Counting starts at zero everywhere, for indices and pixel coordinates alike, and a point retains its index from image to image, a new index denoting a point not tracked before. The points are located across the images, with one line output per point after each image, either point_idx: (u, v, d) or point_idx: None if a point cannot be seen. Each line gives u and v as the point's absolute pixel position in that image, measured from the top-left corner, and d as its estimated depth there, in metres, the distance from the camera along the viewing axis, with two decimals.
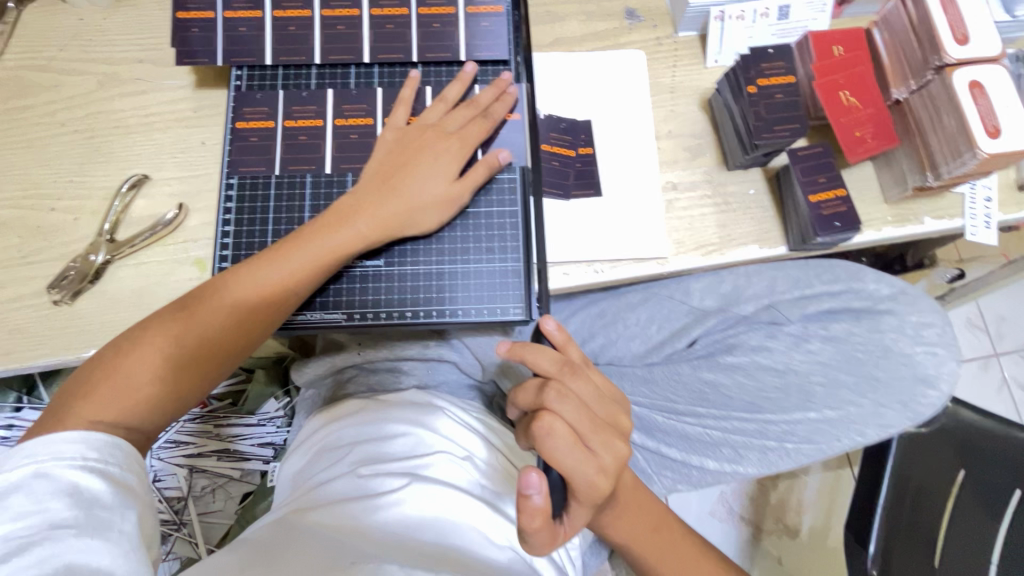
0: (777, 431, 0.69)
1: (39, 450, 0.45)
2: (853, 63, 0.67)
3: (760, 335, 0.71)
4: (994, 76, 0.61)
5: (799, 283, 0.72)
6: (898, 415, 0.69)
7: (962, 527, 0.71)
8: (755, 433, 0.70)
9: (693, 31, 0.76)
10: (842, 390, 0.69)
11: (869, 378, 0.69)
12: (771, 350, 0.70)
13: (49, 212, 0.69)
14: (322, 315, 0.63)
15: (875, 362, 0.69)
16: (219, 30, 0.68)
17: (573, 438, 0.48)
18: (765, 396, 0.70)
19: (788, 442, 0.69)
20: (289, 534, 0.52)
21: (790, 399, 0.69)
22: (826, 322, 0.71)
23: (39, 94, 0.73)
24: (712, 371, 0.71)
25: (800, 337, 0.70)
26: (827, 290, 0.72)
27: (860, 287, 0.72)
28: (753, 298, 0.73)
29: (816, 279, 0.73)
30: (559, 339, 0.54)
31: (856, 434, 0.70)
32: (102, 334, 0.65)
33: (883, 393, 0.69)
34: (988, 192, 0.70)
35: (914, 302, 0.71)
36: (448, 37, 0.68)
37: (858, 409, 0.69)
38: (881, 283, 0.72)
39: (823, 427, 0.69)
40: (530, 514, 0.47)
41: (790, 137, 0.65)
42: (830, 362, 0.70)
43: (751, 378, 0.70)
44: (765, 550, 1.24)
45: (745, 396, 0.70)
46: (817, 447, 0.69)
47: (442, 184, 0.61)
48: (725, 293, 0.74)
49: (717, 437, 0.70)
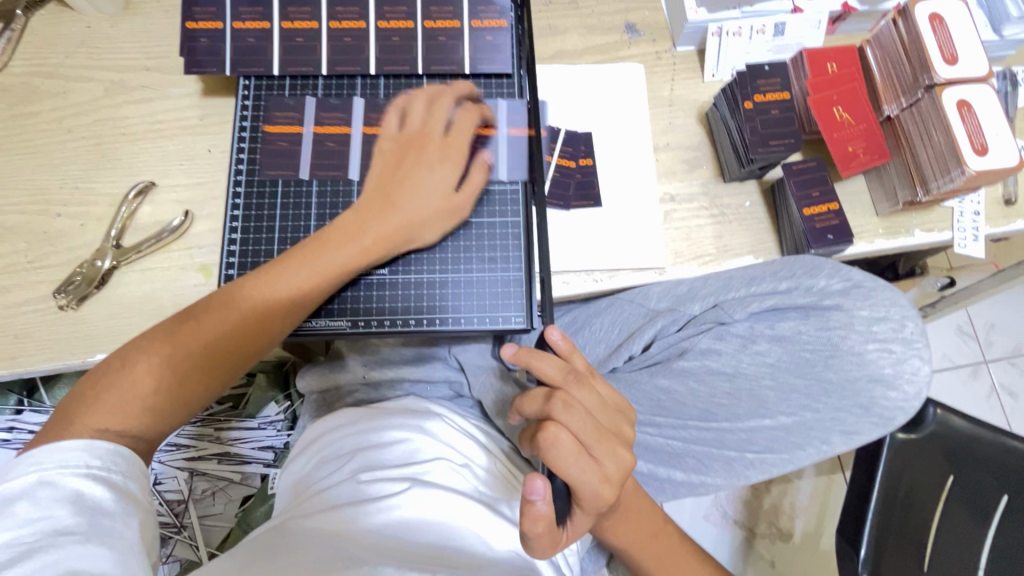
0: (735, 441, 0.66)
1: (44, 458, 0.45)
2: (846, 80, 0.69)
3: (710, 337, 0.67)
4: (981, 95, 0.63)
5: (752, 281, 0.67)
6: (863, 421, 0.65)
7: (952, 530, 0.73)
8: (714, 443, 0.66)
9: (691, 46, 0.78)
10: (794, 396, 0.65)
11: (823, 381, 0.64)
12: (719, 354, 0.66)
13: (55, 218, 0.70)
14: (327, 323, 0.64)
15: (826, 363, 0.64)
16: (227, 41, 0.69)
17: (578, 449, 0.49)
18: (717, 403, 0.66)
19: (750, 451, 0.66)
20: (291, 541, 0.53)
21: (743, 406, 0.66)
22: (773, 320, 0.66)
23: (47, 100, 0.73)
24: (667, 378, 0.67)
25: (747, 338, 0.66)
26: (774, 286, 0.66)
27: (812, 282, 0.65)
28: (703, 296, 0.68)
29: (770, 274, 0.67)
30: (563, 348, 0.55)
31: (822, 442, 0.66)
32: (109, 338, 0.66)
33: (839, 396, 0.64)
34: (977, 206, 0.72)
35: (876, 291, 0.65)
36: (453, 50, 0.70)
37: (816, 415, 0.65)
38: (833, 276, 0.64)
39: (781, 435, 0.66)
40: (533, 521, 0.48)
41: (786, 152, 0.66)
42: (779, 364, 0.65)
43: (703, 385, 0.66)
44: (758, 553, 1.25)
45: (698, 404, 0.66)
46: (781, 454, 0.66)
47: (442, 196, 0.63)
48: (681, 293, 0.69)
49: (679, 447, 0.67)
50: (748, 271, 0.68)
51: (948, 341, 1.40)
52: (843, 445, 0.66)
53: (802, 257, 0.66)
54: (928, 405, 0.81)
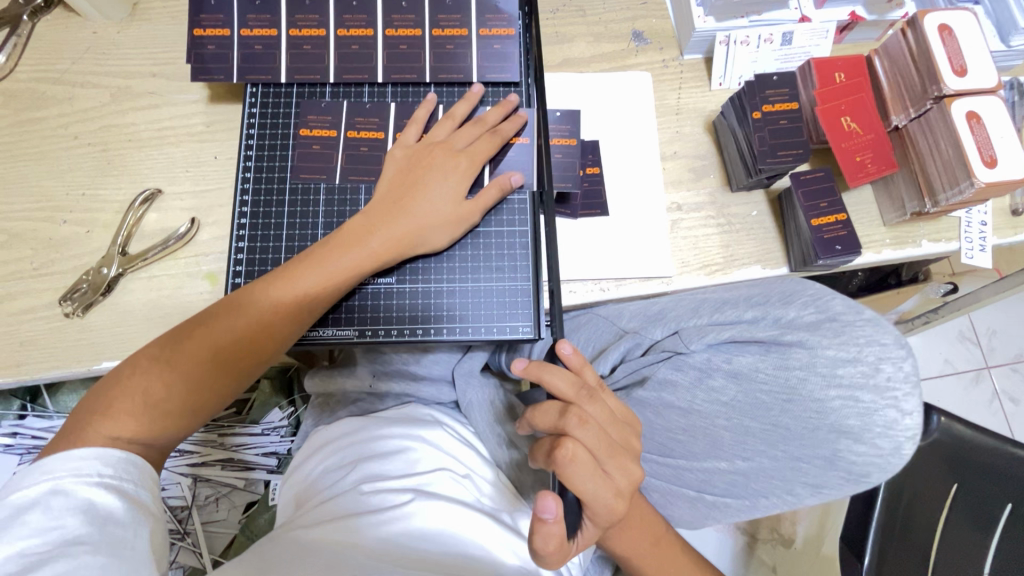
0: (692, 480, 0.61)
1: (56, 467, 0.46)
2: (854, 90, 0.69)
3: (668, 367, 0.60)
4: (990, 107, 0.63)
5: (718, 308, 0.61)
6: (830, 477, 0.53)
7: (958, 537, 0.75)
8: (674, 478, 0.62)
9: (698, 55, 0.78)
10: (747, 439, 0.56)
11: (778, 427, 0.54)
12: (676, 386, 0.59)
13: (62, 224, 0.70)
14: (334, 332, 0.64)
15: (783, 408, 0.54)
16: (234, 48, 0.69)
17: (593, 464, 0.49)
18: (675, 438, 0.61)
19: (707, 492, 0.61)
20: (299, 549, 0.53)
21: (698, 445, 0.59)
22: (731, 353, 0.57)
23: (53, 106, 0.73)
24: (630, 406, 0.64)
25: (703, 372, 0.58)
26: (739, 316, 0.58)
27: (780, 312, 0.56)
28: (667, 321, 0.64)
29: (741, 301, 0.61)
30: (574, 363, 0.54)
31: (786, 493, 0.56)
32: (115, 346, 0.66)
33: (798, 445, 0.54)
34: (984, 216, 0.72)
35: (855, 326, 0.52)
36: (460, 58, 0.69)
37: (773, 463, 0.55)
38: (802, 307, 0.55)
39: (739, 480, 0.58)
40: (545, 537, 0.48)
41: (795, 162, 0.66)
42: (734, 403, 0.57)
43: (660, 417, 0.61)
44: (760, 558, 1.25)
45: (655, 437, 0.63)
46: (742, 500, 0.59)
47: (451, 207, 0.62)
48: (649, 315, 0.67)
49: (645, 480, 0.65)
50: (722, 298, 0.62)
51: (949, 347, 1.41)
52: (814, 500, 0.56)
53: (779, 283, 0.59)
54: (932, 414, 0.79)
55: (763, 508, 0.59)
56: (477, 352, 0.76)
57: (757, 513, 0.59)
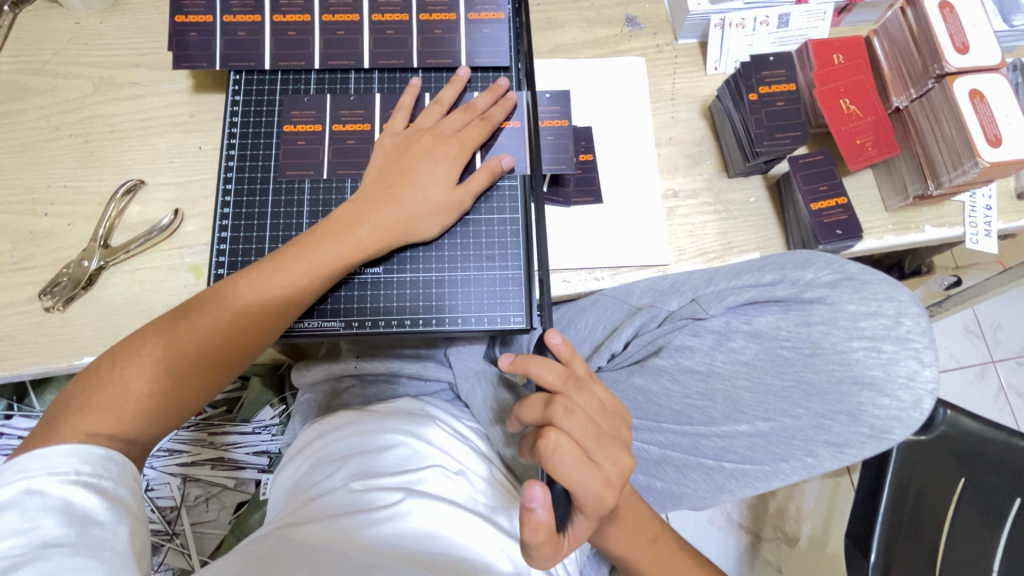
0: (710, 448, 0.59)
1: (31, 466, 0.44)
2: (852, 72, 0.67)
3: (684, 333, 0.59)
4: (993, 85, 0.62)
5: (738, 274, 0.60)
6: (852, 434, 0.54)
7: (965, 531, 0.72)
8: (691, 449, 0.61)
9: (693, 39, 0.76)
10: (770, 399, 0.56)
11: (801, 382, 0.54)
12: (694, 351, 0.58)
13: (42, 217, 0.68)
14: (320, 324, 0.62)
15: (805, 363, 0.54)
16: (218, 35, 0.67)
17: (579, 453, 0.47)
18: (692, 405, 0.59)
19: (727, 461, 0.59)
20: (288, 549, 0.51)
21: (718, 410, 0.58)
22: (750, 315, 0.57)
23: (34, 98, 0.72)
24: (643, 377, 0.61)
25: (722, 335, 0.58)
26: (757, 279, 0.58)
27: (798, 274, 0.57)
28: (683, 291, 0.62)
29: (756, 268, 0.60)
30: (564, 352, 0.53)
31: (807, 455, 0.56)
32: (96, 340, 0.64)
33: (820, 401, 0.54)
34: (989, 201, 0.70)
35: (872, 284, 0.54)
36: (448, 44, 0.68)
37: (795, 423, 0.55)
38: (820, 268, 0.56)
39: (759, 444, 0.57)
40: (533, 529, 0.46)
41: (792, 144, 0.64)
42: (754, 363, 0.56)
43: (676, 386, 0.59)
44: (764, 558, 1.23)
45: (670, 407, 0.60)
46: (761, 466, 0.58)
47: (443, 192, 0.60)
48: (663, 289, 0.64)
49: (658, 454, 0.63)
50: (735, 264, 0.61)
51: (954, 342, 1.38)
52: (834, 462, 0.56)
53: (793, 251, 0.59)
54: (937, 406, 0.77)
55: (785, 475, 0.58)
56: (469, 347, 0.75)
57: (777, 481, 0.59)
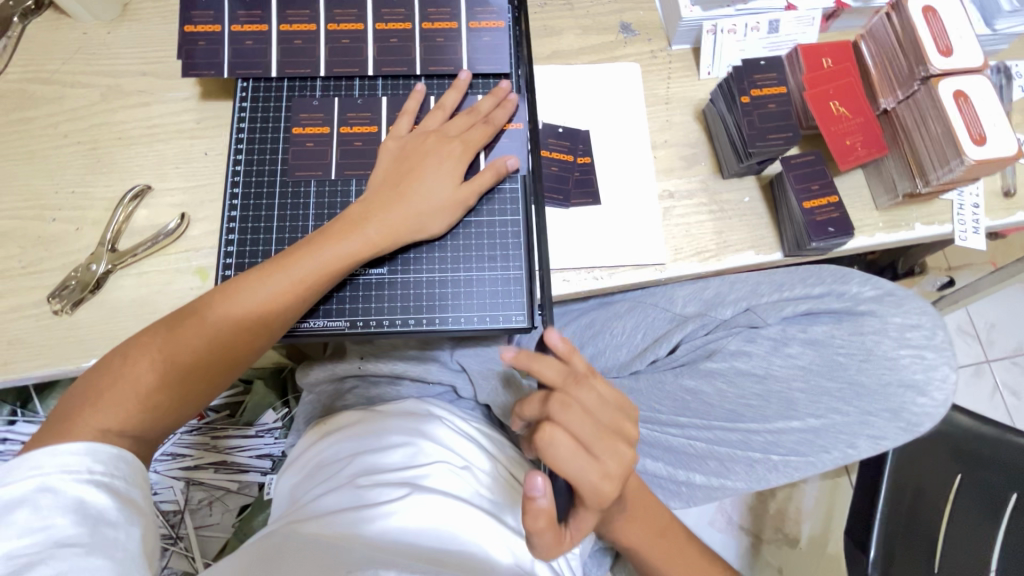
0: (760, 442, 0.66)
1: (45, 462, 0.44)
2: (840, 75, 0.69)
3: (739, 339, 0.66)
4: (977, 86, 0.64)
5: (781, 287, 0.69)
6: (891, 428, 0.64)
7: (965, 528, 0.71)
8: (739, 444, 0.67)
9: (686, 45, 0.78)
10: (823, 398, 0.65)
11: (854, 385, 0.64)
12: (750, 355, 0.66)
13: (50, 222, 0.69)
14: (325, 323, 0.63)
15: (859, 366, 0.64)
16: (225, 44, 0.69)
17: (578, 447, 0.49)
18: (744, 404, 0.66)
19: (774, 453, 0.66)
20: (293, 544, 0.52)
21: (772, 408, 0.66)
22: (806, 324, 0.66)
23: (43, 106, 0.73)
24: (694, 378, 0.67)
25: (779, 341, 0.66)
26: (806, 292, 0.68)
27: (843, 288, 0.67)
28: (733, 301, 0.69)
29: (800, 281, 0.69)
30: (562, 350, 0.53)
31: (848, 446, 0.65)
32: (103, 342, 0.65)
33: (869, 401, 0.64)
34: (976, 198, 0.72)
35: (909, 299, 0.65)
36: (450, 50, 0.70)
37: (844, 419, 0.64)
38: (864, 284, 0.66)
39: (807, 437, 0.65)
40: (534, 518, 0.48)
41: (785, 145, 0.66)
42: (810, 366, 0.65)
43: (732, 386, 0.66)
44: (765, 559, 1.23)
45: (724, 405, 0.67)
46: (805, 457, 0.66)
47: (449, 191, 0.62)
48: (706, 299, 0.71)
49: (702, 449, 0.68)
50: (776, 276, 0.70)
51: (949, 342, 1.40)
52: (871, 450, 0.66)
53: (831, 263, 0.69)
54: None
55: (824, 463, 0.67)
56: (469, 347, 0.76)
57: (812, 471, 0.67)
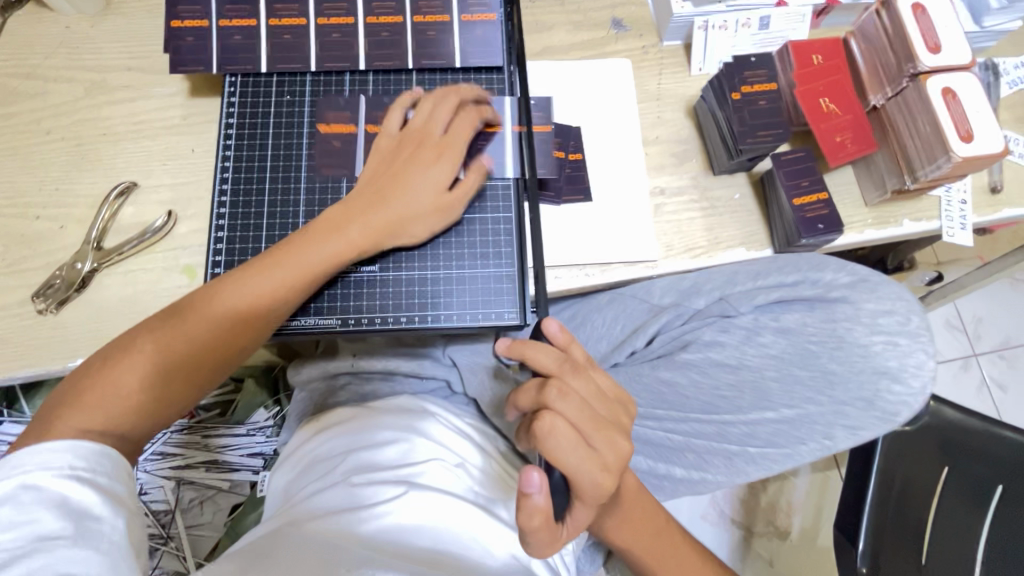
0: (736, 434, 0.67)
1: (26, 460, 0.44)
2: (831, 72, 0.70)
3: (714, 329, 0.68)
4: (965, 83, 0.64)
5: (757, 275, 0.68)
6: (867, 417, 0.66)
7: (951, 523, 0.72)
8: (716, 436, 0.67)
9: (678, 41, 0.78)
10: (797, 387, 0.66)
11: (826, 373, 0.66)
12: (723, 346, 0.67)
13: (34, 220, 0.68)
14: (316, 321, 0.62)
15: (831, 354, 0.66)
16: (213, 39, 0.68)
17: (576, 437, 0.49)
18: (720, 395, 0.67)
19: (750, 446, 0.67)
20: (285, 542, 0.52)
21: (745, 399, 0.67)
22: (777, 312, 0.67)
23: (25, 102, 0.72)
24: (669, 370, 0.68)
25: (752, 331, 0.67)
26: (781, 280, 0.67)
27: (818, 276, 0.67)
28: (708, 290, 0.70)
29: (777, 269, 0.68)
30: (561, 340, 0.55)
31: (825, 437, 0.67)
32: (91, 342, 0.64)
33: (843, 390, 0.65)
34: (963, 195, 0.73)
35: (884, 285, 0.67)
36: (443, 44, 0.69)
37: (818, 409, 0.66)
38: (838, 270, 0.67)
39: (783, 428, 0.66)
40: (529, 514, 0.48)
41: (773, 143, 0.67)
42: (782, 356, 0.67)
43: (707, 377, 0.67)
44: (757, 551, 1.24)
45: (699, 397, 0.67)
46: (781, 449, 0.67)
47: (432, 198, 0.61)
48: (684, 289, 0.71)
49: (680, 442, 0.68)
50: (754, 266, 0.69)
51: (939, 336, 1.41)
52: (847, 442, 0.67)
53: (816, 251, 0.68)
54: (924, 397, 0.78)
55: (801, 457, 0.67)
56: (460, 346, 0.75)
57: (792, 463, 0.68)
